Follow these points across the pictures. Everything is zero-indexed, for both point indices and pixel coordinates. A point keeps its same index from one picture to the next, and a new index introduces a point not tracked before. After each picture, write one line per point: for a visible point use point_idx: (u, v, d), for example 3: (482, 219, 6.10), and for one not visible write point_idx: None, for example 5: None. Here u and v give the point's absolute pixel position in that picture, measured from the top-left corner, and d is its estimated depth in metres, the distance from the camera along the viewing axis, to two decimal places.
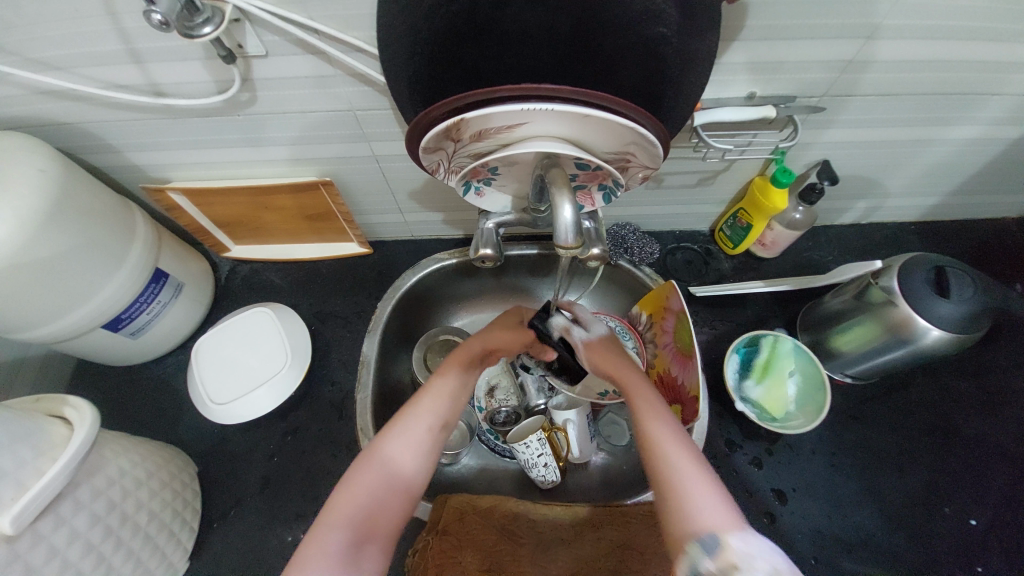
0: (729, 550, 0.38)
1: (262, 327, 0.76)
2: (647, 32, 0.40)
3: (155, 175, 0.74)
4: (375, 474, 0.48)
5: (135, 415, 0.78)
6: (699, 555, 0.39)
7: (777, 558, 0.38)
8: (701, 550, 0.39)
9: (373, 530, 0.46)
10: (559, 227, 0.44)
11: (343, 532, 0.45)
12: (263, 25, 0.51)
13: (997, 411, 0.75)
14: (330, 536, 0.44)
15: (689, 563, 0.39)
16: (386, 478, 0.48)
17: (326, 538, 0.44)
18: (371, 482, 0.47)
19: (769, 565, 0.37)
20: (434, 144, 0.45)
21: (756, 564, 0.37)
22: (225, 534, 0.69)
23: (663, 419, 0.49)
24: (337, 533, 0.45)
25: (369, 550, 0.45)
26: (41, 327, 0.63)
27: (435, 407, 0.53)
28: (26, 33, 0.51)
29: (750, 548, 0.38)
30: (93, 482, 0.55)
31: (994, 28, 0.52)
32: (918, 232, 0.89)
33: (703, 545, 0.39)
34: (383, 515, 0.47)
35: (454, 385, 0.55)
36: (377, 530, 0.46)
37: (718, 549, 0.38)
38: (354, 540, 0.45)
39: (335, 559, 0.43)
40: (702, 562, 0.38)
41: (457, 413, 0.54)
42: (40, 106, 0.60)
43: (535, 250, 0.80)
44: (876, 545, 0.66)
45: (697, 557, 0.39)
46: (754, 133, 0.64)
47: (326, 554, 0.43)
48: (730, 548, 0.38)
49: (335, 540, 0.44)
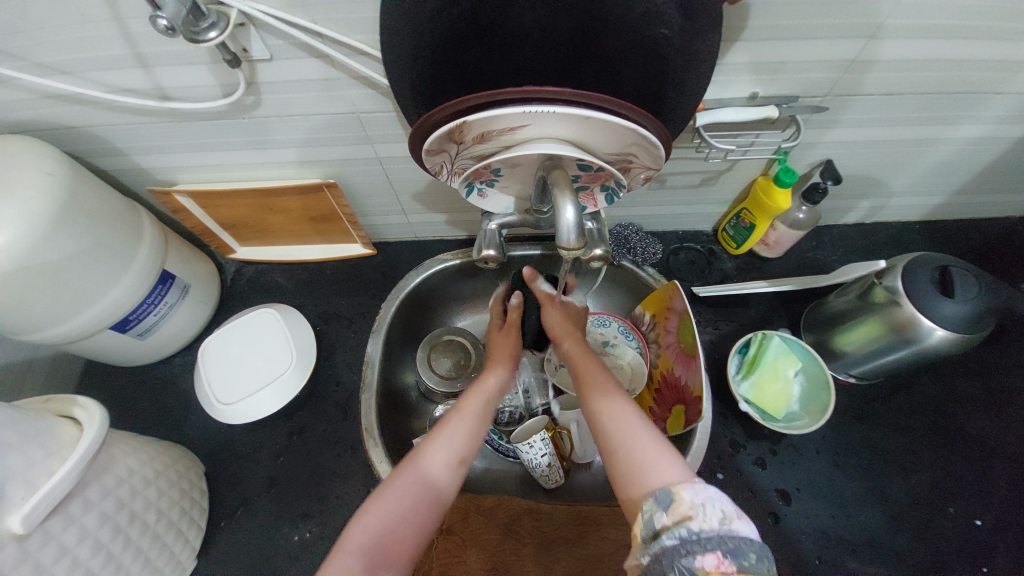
0: (680, 501, 0.37)
1: (267, 328, 0.76)
2: (648, 33, 0.40)
3: (162, 178, 0.75)
4: (398, 493, 0.47)
5: (142, 415, 0.79)
6: (654, 511, 0.38)
7: (726, 502, 0.37)
8: (655, 505, 0.38)
9: (389, 554, 0.44)
10: (561, 228, 0.45)
11: (359, 557, 0.43)
12: (267, 30, 0.51)
13: (1003, 412, 0.74)
14: (345, 561, 0.43)
15: (646, 522, 0.38)
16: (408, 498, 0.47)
17: (342, 562, 0.43)
18: (393, 505, 0.46)
19: (718, 510, 0.36)
20: (437, 146, 0.46)
21: (705, 510, 0.36)
22: (231, 533, 0.69)
23: (613, 395, 0.49)
24: (351, 557, 0.43)
25: (382, 572, 0.43)
26: (50, 329, 0.64)
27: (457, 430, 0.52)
28: (34, 39, 0.51)
29: (699, 495, 0.37)
30: (101, 482, 0.56)
31: (998, 27, 0.51)
32: (923, 231, 0.89)
33: (657, 500, 0.38)
34: (399, 542, 0.45)
35: (480, 408, 0.55)
36: (395, 554, 0.44)
37: (671, 503, 0.38)
38: (368, 564, 0.43)
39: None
40: (658, 517, 0.37)
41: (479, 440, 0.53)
42: (48, 110, 0.61)
43: (538, 251, 0.80)
44: (881, 546, 0.65)
45: (652, 513, 0.38)
46: (757, 133, 0.64)
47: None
48: (680, 499, 0.37)
49: (349, 561, 0.43)
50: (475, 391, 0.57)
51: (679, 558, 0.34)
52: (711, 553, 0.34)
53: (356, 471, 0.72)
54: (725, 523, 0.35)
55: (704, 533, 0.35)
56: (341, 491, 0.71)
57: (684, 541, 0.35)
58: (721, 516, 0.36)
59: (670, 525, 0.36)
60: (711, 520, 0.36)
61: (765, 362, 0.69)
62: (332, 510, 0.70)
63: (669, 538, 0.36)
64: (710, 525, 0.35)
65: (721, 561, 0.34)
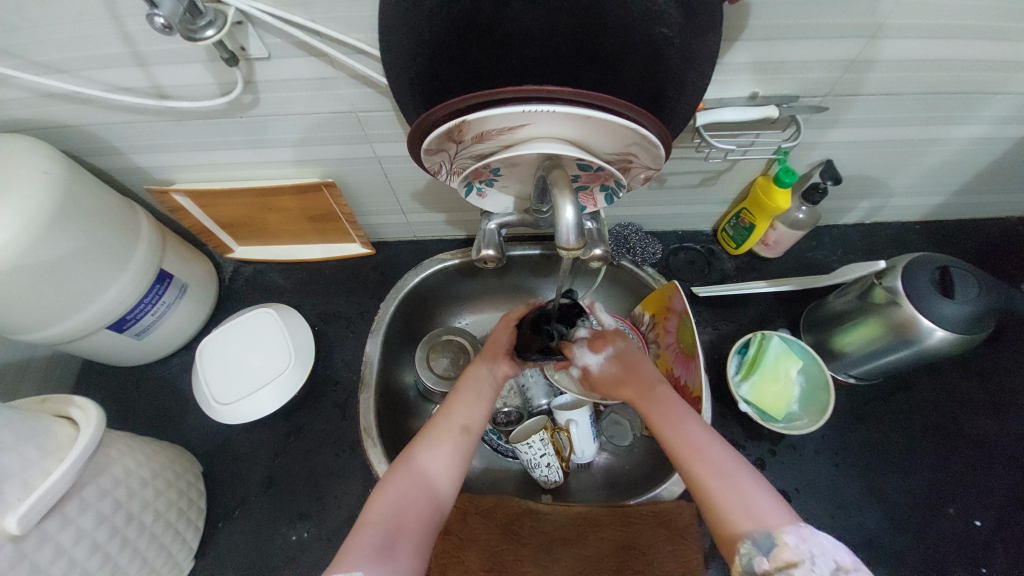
0: (783, 548, 0.42)
1: (265, 327, 0.76)
2: (648, 32, 0.39)
3: (159, 177, 0.74)
4: (408, 479, 0.49)
5: (139, 415, 0.79)
6: (753, 554, 0.42)
7: (837, 553, 0.41)
8: (755, 549, 0.42)
9: (403, 529, 0.46)
10: (561, 228, 0.44)
11: (376, 532, 0.45)
12: (265, 28, 0.51)
13: (1002, 412, 0.74)
14: (365, 536, 0.45)
15: (744, 563, 0.42)
16: (419, 483, 0.49)
17: (363, 537, 0.45)
18: (402, 484, 0.48)
19: (829, 559, 0.40)
20: (436, 145, 0.45)
21: (813, 559, 0.40)
22: (229, 534, 0.69)
23: (687, 429, 0.51)
24: (373, 530, 0.45)
25: (401, 546, 0.45)
26: (45, 329, 0.63)
27: (461, 412, 0.55)
28: (32, 37, 0.51)
29: (805, 542, 0.42)
30: (98, 482, 0.55)
31: (998, 27, 0.51)
32: (922, 232, 0.89)
33: (756, 544, 0.42)
34: (411, 515, 0.47)
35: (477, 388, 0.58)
36: (408, 528, 0.46)
37: (773, 548, 0.42)
38: (385, 539, 0.45)
39: (369, 554, 0.44)
40: (758, 560, 0.42)
41: (482, 418, 0.56)
42: (45, 109, 0.61)
43: (537, 250, 0.80)
44: (880, 546, 0.65)
45: (751, 556, 0.42)
46: (757, 133, 0.63)
47: (361, 550, 0.44)
48: (784, 545, 0.42)
49: (371, 535, 0.45)
50: (466, 382, 0.59)
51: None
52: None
53: (355, 472, 0.72)
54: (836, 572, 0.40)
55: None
56: (339, 491, 0.71)
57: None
58: (831, 565, 0.40)
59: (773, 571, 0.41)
60: (822, 568, 0.40)
61: (765, 362, 0.69)
62: (331, 510, 0.70)
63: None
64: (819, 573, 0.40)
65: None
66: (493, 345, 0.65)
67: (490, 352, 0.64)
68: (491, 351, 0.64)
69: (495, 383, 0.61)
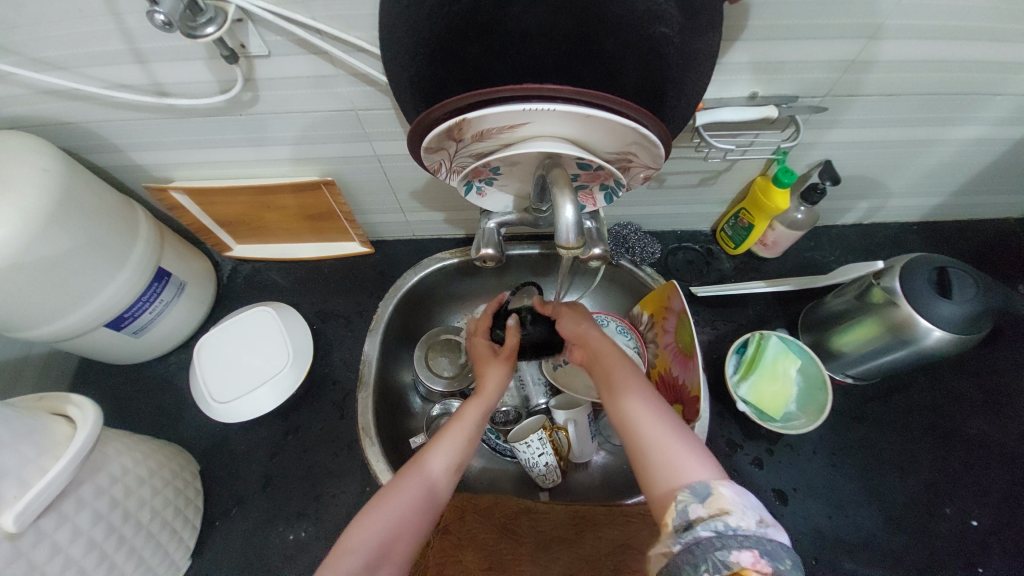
0: (719, 496, 0.40)
1: (264, 326, 0.76)
2: (648, 31, 0.40)
3: (157, 174, 0.74)
4: (399, 495, 0.48)
5: (137, 413, 0.79)
6: (689, 502, 0.40)
7: (763, 509, 0.39)
8: (691, 496, 0.40)
9: (385, 555, 0.45)
10: (561, 226, 0.44)
11: (358, 557, 0.44)
12: (265, 26, 0.51)
13: (999, 412, 0.75)
14: (347, 559, 0.44)
15: (679, 511, 0.40)
16: (404, 506, 0.48)
17: (343, 560, 0.44)
18: (389, 509, 0.47)
19: (756, 513, 0.39)
20: (436, 143, 0.45)
21: (744, 509, 0.38)
22: (226, 533, 0.69)
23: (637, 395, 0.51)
24: (354, 555, 0.45)
25: (381, 572, 0.44)
26: (43, 327, 0.63)
27: (464, 417, 0.55)
28: (31, 33, 0.51)
29: (739, 495, 0.40)
30: (95, 480, 0.55)
31: (997, 28, 0.52)
32: (920, 232, 0.89)
33: (693, 492, 0.41)
34: (395, 542, 0.46)
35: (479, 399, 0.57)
36: (393, 548, 0.46)
37: (708, 496, 0.40)
38: (367, 564, 0.44)
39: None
40: (692, 508, 0.40)
41: (476, 434, 0.55)
42: (44, 106, 0.61)
43: (536, 250, 0.80)
44: (877, 546, 0.65)
45: (687, 504, 0.40)
46: (756, 133, 0.64)
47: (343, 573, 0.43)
48: (719, 495, 0.40)
49: (352, 559, 0.44)
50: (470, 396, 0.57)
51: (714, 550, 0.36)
52: (745, 548, 0.36)
53: (353, 470, 0.72)
54: (762, 526, 0.38)
55: (742, 531, 0.37)
56: (337, 490, 0.71)
57: (720, 535, 0.37)
58: (759, 519, 0.38)
59: (706, 518, 0.39)
60: (749, 521, 0.38)
61: (763, 362, 0.69)
62: (329, 509, 0.70)
63: (705, 530, 0.38)
64: (748, 524, 0.38)
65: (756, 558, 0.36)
66: (479, 352, 0.64)
67: (486, 358, 0.62)
68: (484, 358, 0.63)
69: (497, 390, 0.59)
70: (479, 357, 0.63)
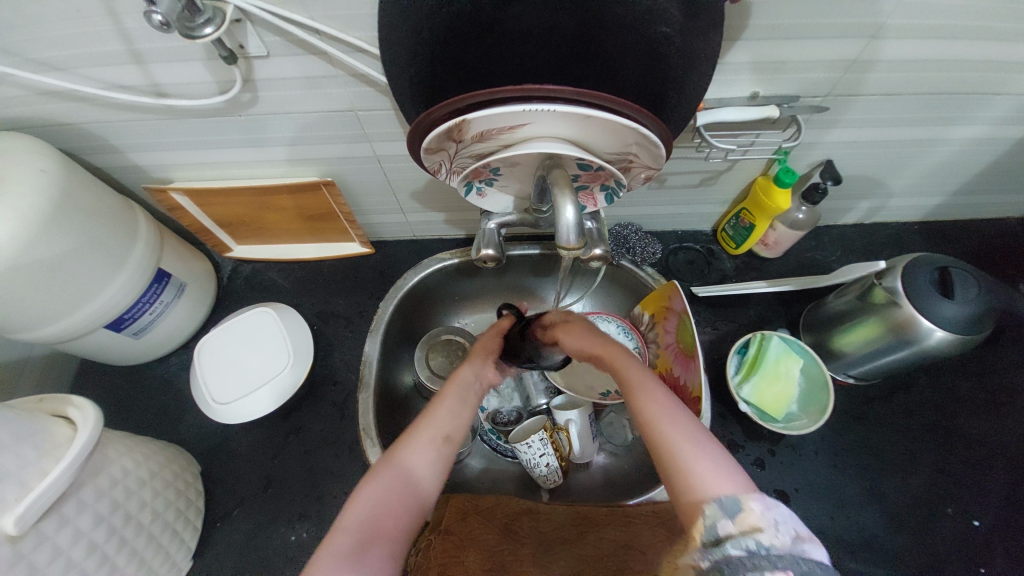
0: (748, 512, 0.35)
1: (264, 327, 0.76)
2: (649, 31, 0.39)
3: (157, 175, 0.74)
4: (388, 479, 0.45)
5: (137, 415, 0.78)
6: (717, 517, 0.35)
7: (800, 523, 0.34)
8: (719, 511, 0.35)
9: (378, 535, 0.43)
10: (561, 227, 0.44)
11: (351, 536, 0.42)
12: (264, 26, 0.51)
13: (1002, 412, 0.74)
14: (338, 539, 0.42)
15: (706, 529, 0.35)
16: (393, 486, 0.45)
17: (335, 540, 0.41)
18: (379, 489, 0.45)
19: (792, 528, 0.33)
20: (435, 144, 0.45)
21: (777, 525, 0.33)
22: (227, 534, 0.69)
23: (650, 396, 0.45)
24: (346, 535, 0.42)
25: (373, 553, 0.41)
26: (42, 328, 0.63)
27: (449, 411, 0.51)
28: (29, 35, 0.51)
29: (771, 509, 0.35)
30: (96, 482, 0.55)
31: (999, 27, 0.51)
32: (921, 232, 0.89)
33: (721, 506, 0.36)
34: (387, 523, 0.43)
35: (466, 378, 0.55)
36: (386, 530, 0.43)
37: (737, 512, 0.35)
38: (360, 543, 0.42)
39: (339, 559, 0.40)
40: (722, 524, 0.35)
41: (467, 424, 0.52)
42: (43, 107, 0.61)
43: (537, 250, 0.80)
44: (879, 546, 0.65)
45: (715, 519, 0.35)
46: (757, 133, 0.63)
47: (333, 552, 0.40)
48: (750, 510, 0.35)
49: (343, 540, 0.41)
50: (453, 382, 0.55)
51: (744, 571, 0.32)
52: (780, 570, 0.31)
53: (353, 472, 0.72)
54: (798, 542, 0.33)
55: (775, 550, 0.32)
56: (338, 490, 0.71)
57: (752, 555, 0.32)
58: (792, 534, 0.33)
59: (737, 535, 0.34)
60: (783, 538, 0.33)
61: (765, 362, 0.69)
62: (330, 510, 0.69)
63: (735, 549, 0.33)
64: (781, 542, 0.33)
65: None
66: (484, 346, 0.61)
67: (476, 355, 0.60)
68: (482, 353, 0.60)
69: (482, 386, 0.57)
70: (483, 351, 0.60)
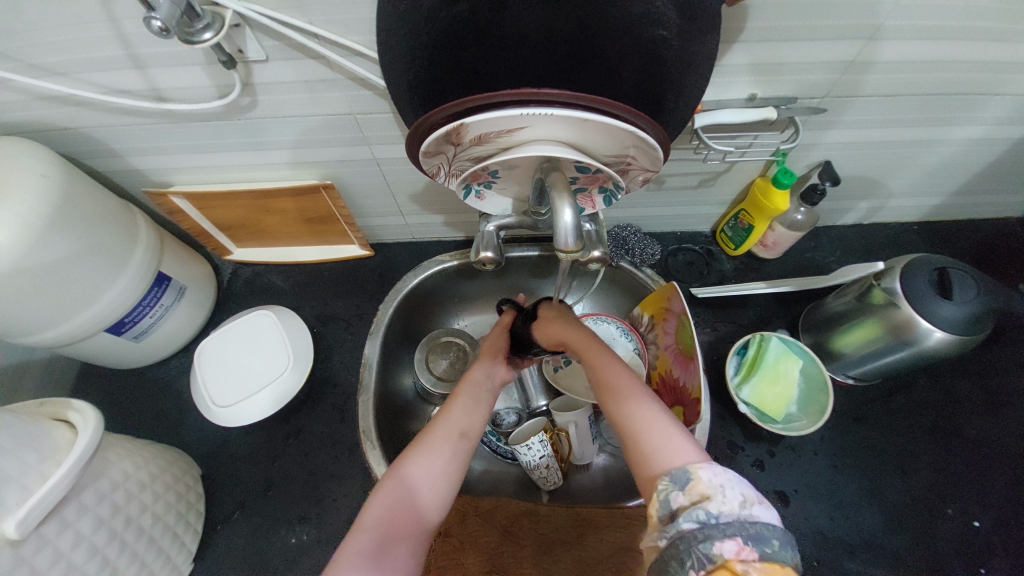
0: (698, 481, 0.36)
1: (264, 330, 0.76)
2: (646, 34, 0.39)
3: (157, 179, 0.74)
4: (402, 483, 0.47)
5: (138, 418, 0.79)
6: (670, 490, 0.37)
7: (747, 487, 0.36)
8: (671, 484, 0.37)
9: (396, 534, 0.45)
10: (559, 229, 0.44)
11: (370, 536, 0.44)
12: (262, 30, 0.51)
13: (1001, 412, 0.74)
14: (358, 540, 0.44)
15: (661, 501, 0.37)
16: (407, 490, 0.47)
17: (355, 542, 0.44)
18: (394, 493, 0.47)
19: (739, 493, 0.35)
20: (434, 147, 0.45)
21: (724, 491, 0.35)
22: (228, 537, 0.69)
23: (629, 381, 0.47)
24: (364, 536, 0.44)
25: (392, 552, 0.44)
26: (43, 333, 0.63)
27: (460, 414, 0.53)
28: (29, 40, 0.51)
29: (718, 476, 0.36)
30: (97, 486, 0.55)
31: (996, 28, 0.51)
32: (920, 232, 0.89)
33: (673, 478, 0.37)
34: (403, 523, 0.46)
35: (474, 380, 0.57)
36: (402, 531, 0.45)
37: (687, 482, 0.37)
38: (379, 544, 0.44)
39: (361, 561, 0.43)
40: (674, 497, 0.36)
41: (479, 424, 0.53)
42: (44, 112, 0.61)
43: (536, 251, 0.80)
44: (879, 547, 0.65)
45: (668, 492, 0.37)
46: (755, 134, 0.63)
47: (354, 555, 0.43)
48: (698, 479, 0.36)
49: (363, 540, 0.44)
50: (465, 384, 0.57)
51: (696, 543, 0.33)
52: (729, 536, 0.33)
53: (353, 474, 0.72)
54: (745, 507, 0.34)
55: (725, 517, 0.34)
56: (338, 493, 0.71)
57: (702, 524, 0.34)
58: (741, 498, 0.35)
59: (688, 506, 0.35)
60: (732, 504, 0.35)
61: (764, 363, 0.69)
62: (330, 513, 0.70)
63: (688, 520, 0.34)
64: (730, 507, 0.34)
65: (740, 547, 0.32)
66: (490, 346, 0.63)
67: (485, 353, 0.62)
68: (490, 352, 0.62)
69: (492, 385, 0.59)
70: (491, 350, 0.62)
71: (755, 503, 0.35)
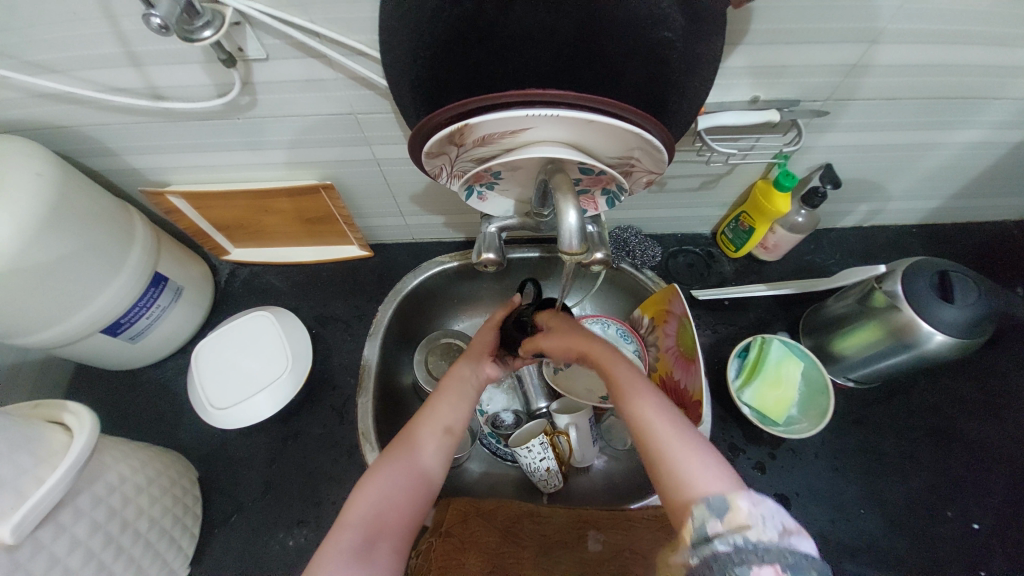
0: (737, 510, 0.36)
1: (262, 331, 0.75)
2: (651, 36, 0.39)
3: (154, 178, 0.73)
4: (394, 477, 0.48)
5: (134, 420, 0.78)
6: (706, 518, 0.36)
7: (789, 517, 0.36)
8: (708, 511, 0.37)
9: (383, 529, 0.45)
10: (564, 232, 0.44)
11: (356, 531, 0.44)
12: (262, 29, 0.50)
13: (1000, 415, 0.75)
14: (343, 534, 0.44)
15: (695, 528, 0.37)
16: (401, 481, 0.48)
17: (340, 538, 0.44)
18: (385, 483, 0.47)
19: (778, 523, 0.35)
20: (437, 148, 0.45)
21: (766, 522, 0.35)
22: (225, 540, 0.68)
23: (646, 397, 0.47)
24: (352, 531, 0.44)
25: (378, 549, 0.44)
26: (37, 334, 0.62)
27: (446, 411, 0.54)
28: (24, 36, 0.50)
29: (758, 505, 0.36)
30: (92, 490, 0.54)
31: (996, 32, 0.52)
32: (919, 235, 0.89)
33: (709, 506, 0.37)
34: (390, 517, 0.46)
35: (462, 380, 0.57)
36: (388, 527, 0.45)
37: (726, 511, 0.36)
38: (364, 539, 0.44)
39: (347, 555, 0.43)
40: (710, 524, 0.36)
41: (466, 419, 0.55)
42: (40, 109, 0.60)
43: (537, 253, 0.80)
44: (879, 549, 0.65)
45: (704, 519, 0.36)
46: (757, 137, 0.63)
47: (340, 551, 0.43)
48: (737, 509, 0.36)
49: (349, 536, 0.44)
50: (451, 380, 0.57)
51: (733, 565, 0.33)
52: (768, 564, 0.33)
53: (352, 476, 0.72)
54: (784, 536, 0.34)
55: (762, 544, 0.34)
56: (337, 496, 0.70)
57: (741, 551, 0.34)
58: (780, 529, 0.35)
59: (725, 534, 0.35)
60: (774, 533, 0.35)
61: (766, 366, 0.68)
62: (329, 516, 0.69)
63: (725, 547, 0.34)
64: (772, 538, 0.34)
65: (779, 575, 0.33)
66: (478, 345, 0.63)
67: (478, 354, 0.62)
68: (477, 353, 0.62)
69: (479, 381, 0.59)
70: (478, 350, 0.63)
71: (800, 539, 0.34)
